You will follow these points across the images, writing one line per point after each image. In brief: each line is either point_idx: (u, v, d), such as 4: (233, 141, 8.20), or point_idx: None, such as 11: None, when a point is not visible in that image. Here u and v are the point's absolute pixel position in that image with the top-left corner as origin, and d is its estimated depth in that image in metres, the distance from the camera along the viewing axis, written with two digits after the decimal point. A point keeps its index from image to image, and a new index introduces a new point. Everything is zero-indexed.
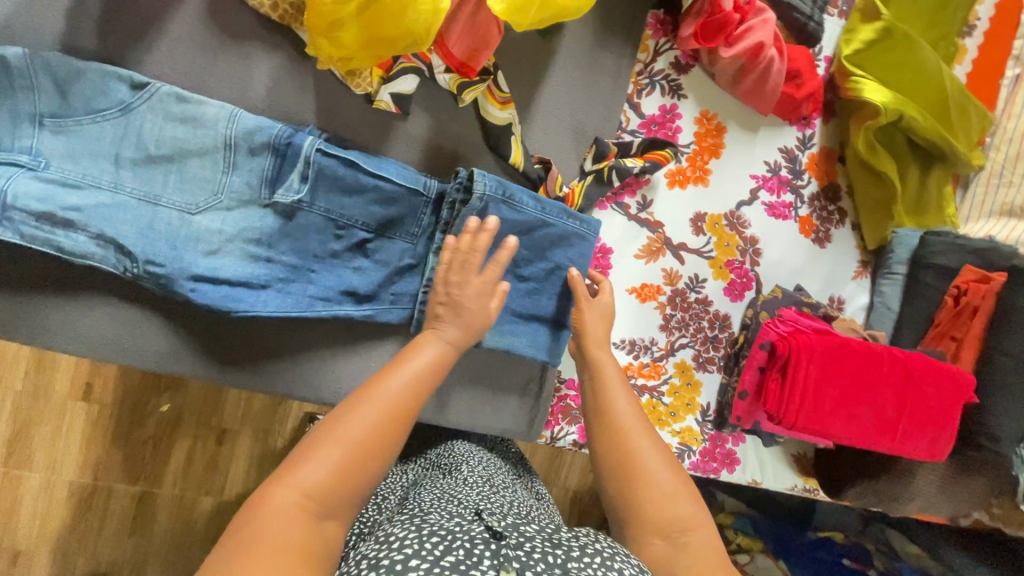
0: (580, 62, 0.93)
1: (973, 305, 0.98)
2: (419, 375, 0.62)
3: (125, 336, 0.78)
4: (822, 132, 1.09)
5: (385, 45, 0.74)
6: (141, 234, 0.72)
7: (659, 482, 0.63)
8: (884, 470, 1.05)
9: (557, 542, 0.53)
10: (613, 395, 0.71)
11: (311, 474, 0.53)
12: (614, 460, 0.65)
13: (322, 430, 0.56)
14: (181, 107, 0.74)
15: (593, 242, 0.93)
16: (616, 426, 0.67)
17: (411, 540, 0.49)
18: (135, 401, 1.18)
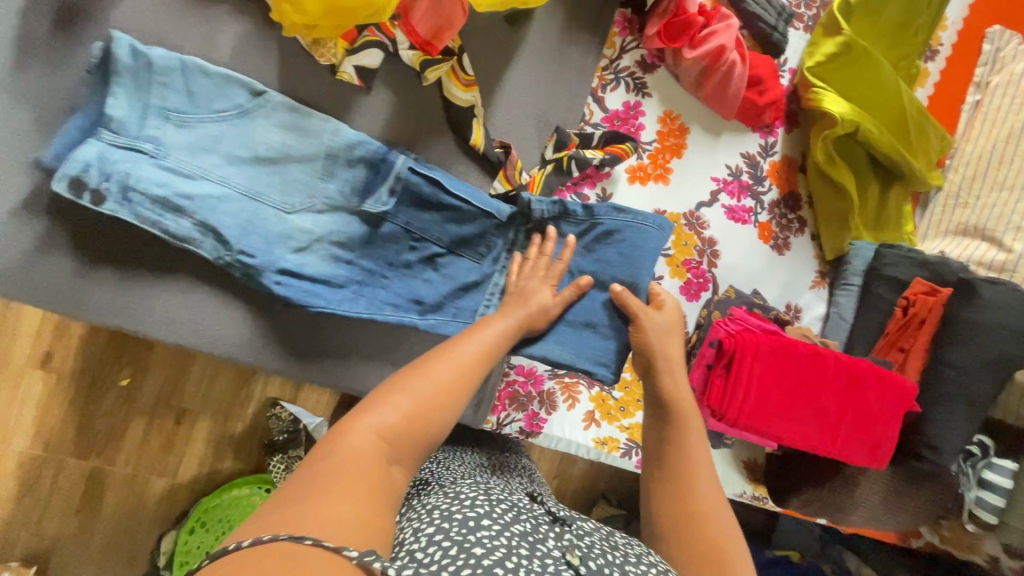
0: (546, 53, 0.95)
1: (920, 317, 0.99)
2: (477, 354, 0.68)
3: (71, 286, 0.78)
4: (785, 141, 1.11)
5: (346, 14, 0.77)
6: (241, 226, 0.79)
7: (709, 525, 0.63)
8: (827, 479, 1.04)
9: (615, 546, 0.58)
10: (690, 424, 0.72)
11: (383, 418, 0.56)
12: (668, 486, 0.67)
13: (391, 386, 0.60)
14: (292, 117, 0.81)
15: (657, 235, 0.90)
16: (685, 457, 0.69)
17: (484, 505, 0.54)
18: (95, 374, 1.16)
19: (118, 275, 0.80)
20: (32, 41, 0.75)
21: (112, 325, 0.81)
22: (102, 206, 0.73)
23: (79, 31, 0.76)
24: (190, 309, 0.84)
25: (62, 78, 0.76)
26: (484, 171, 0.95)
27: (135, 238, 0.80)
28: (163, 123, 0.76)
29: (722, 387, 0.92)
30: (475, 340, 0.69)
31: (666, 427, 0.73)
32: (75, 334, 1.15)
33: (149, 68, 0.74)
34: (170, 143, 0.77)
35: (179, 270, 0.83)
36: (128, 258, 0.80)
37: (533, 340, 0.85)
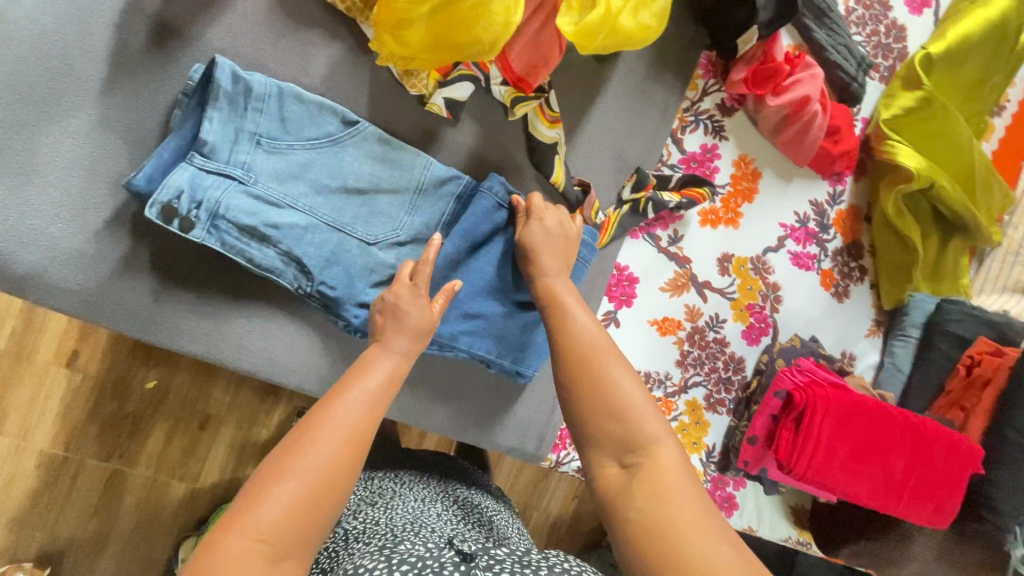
0: (631, 91, 0.94)
1: (984, 376, 1.01)
2: (373, 394, 0.59)
3: (147, 309, 0.77)
4: (852, 189, 1.11)
5: (451, 50, 0.74)
6: (325, 257, 0.77)
7: (621, 395, 0.59)
8: (883, 530, 1.05)
9: (525, 562, 0.57)
10: (569, 314, 0.70)
11: (269, 513, 0.47)
12: (579, 368, 0.62)
13: (266, 472, 0.50)
14: (383, 149, 0.81)
15: (488, 200, 0.83)
16: (575, 338, 0.66)
17: (378, 569, 0.53)
18: (119, 374, 1.13)
19: (196, 301, 0.79)
20: (126, 58, 0.73)
21: (182, 348, 0.79)
22: (191, 232, 0.71)
23: (175, 50, 0.75)
24: (267, 337, 0.82)
25: (156, 99, 0.75)
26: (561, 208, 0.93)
27: (218, 263, 0.79)
28: (260, 148, 0.75)
29: (791, 440, 0.92)
30: (367, 382, 0.60)
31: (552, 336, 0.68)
32: (102, 333, 1.11)
33: (249, 94, 0.73)
34: (264, 170, 0.75)
35: (259, 297, 0.81)
36: (208, 282, 0.79)
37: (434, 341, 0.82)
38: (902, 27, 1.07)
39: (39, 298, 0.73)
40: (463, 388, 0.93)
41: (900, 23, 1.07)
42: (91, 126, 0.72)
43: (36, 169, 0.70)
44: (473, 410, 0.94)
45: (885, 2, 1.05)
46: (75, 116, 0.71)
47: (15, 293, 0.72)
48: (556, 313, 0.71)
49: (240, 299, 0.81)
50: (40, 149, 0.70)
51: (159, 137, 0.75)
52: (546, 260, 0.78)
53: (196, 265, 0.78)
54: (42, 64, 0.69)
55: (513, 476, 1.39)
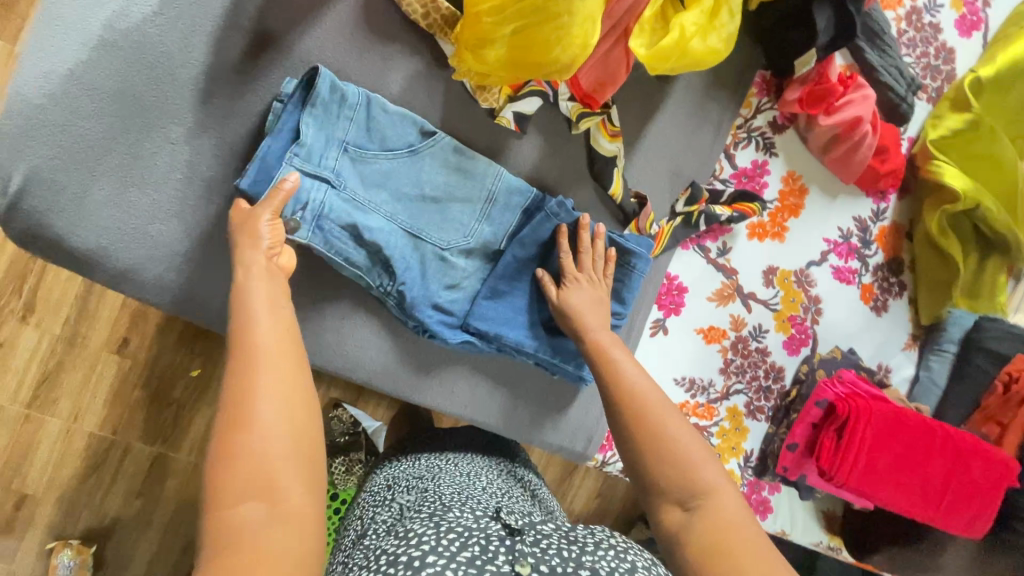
0: (688, 108, 0.97)
1: (1021, 392, 1.03)
2: (276, 323, 0.58)
3: (228, 306, 0.82)
4: (895, 207, 1.14)
5: (527, 69, 0.77)
6: (405, 259, 0.82)
7: (683, 449, 0.61)
8: (916, 539, 1.09)
9: (572, 539, 0.60)
10: (619, 365, 0.72)
11: (249, 470, 0.47)
12: (632, 417, 0.65)
13: (223, 441, 0.48)
14: (456, 158, 0.85)
15: (553, 218, 0.88)
16: (630, 394, 0.67)
17: (428, 538, 0.56)
18: (167, 362, 1.18)
19: None
20: (223, 69, 0.77)
21: None
22: (296, 233, 0.74)
23: (266, 63, 0.79)
24: (339, 335, 0.87)
25: (248, 109, 0.79)
26: (617, 219, 0.97)
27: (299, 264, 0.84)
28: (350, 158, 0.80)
29: (833, 450, 0.95)
30: (263, 309, 0.59)
31: (607, 386, 0.70)
32: (151, 323, 1.16)
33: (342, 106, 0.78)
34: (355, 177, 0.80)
35: (331, 296, 0.85)
36: None
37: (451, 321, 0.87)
38: (951, 49, 1.09)
39: (133, 293, 0.78)
40: (517, 388, 0.98)
41: (949, 46, 1.09)
42: (188, 133, 0.77)
43: (138, 173, 0.75)
44: (527, 409, 0.99)
45: (935, 24, 1.07)
46: (174, 124, 0.76)
47: (111, 288, 0.77)
48: (609, 369, 0.72)
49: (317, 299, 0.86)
50: (141, 155, 0.75)
51: (249, 145, 0.80)
52: (590, 318, 0.82)
53: None
54: (146, 75, 0.74)
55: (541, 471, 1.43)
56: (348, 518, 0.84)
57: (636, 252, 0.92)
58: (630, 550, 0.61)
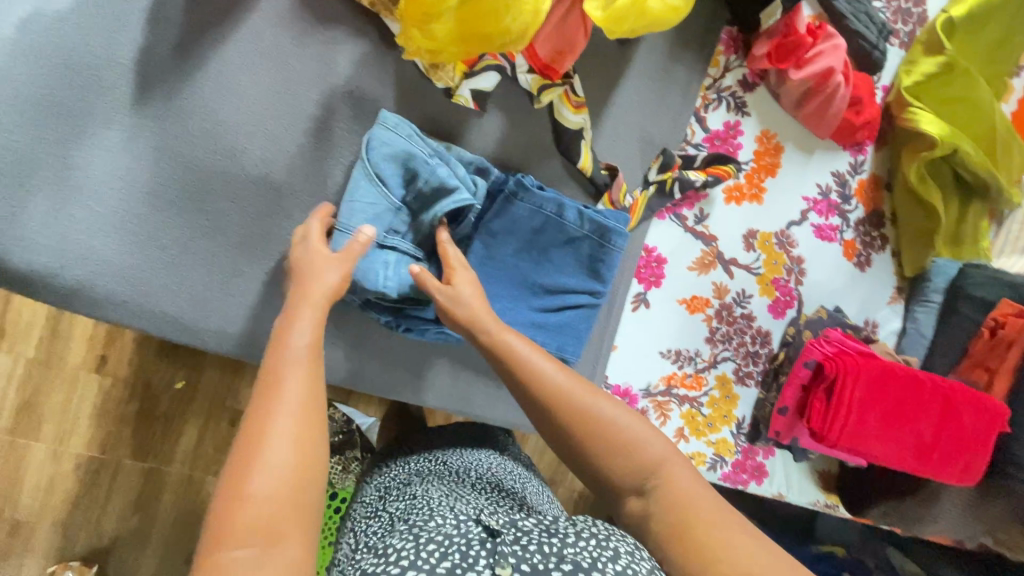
0: (653, 72, 0.94)
1: (1009, 338, 1.01)
2: (309, 364, 0.56)
3: (189, 316, 0.79)
4: (872, 158, 1.11)
5: (480, 41, 0.74)
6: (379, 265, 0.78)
7: (619, 434, 0.60)
8: (911, 490, 1.09)
9: (553, 532, 0.55)
10: (526, 360, 0.66)
11: (249, 511, 0.44)
12: (559, 416, 0.62)
13: (229, 477, 0.46)
14: (409, 156, 0.79)
15: (521, 199, 0.85)
16: (548, 396, 0.63)
17: (407, 551, 0.53)
18: (149, 376, 1.15)
19: (238, 304, 0.81)
20: (154, 67, 0.73)
21: (231, 351, 0.81)
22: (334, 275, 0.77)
23: (200, 57, 0.74)
24: None
25: (187, 106, 0.74)
26: (589, 193, 0.94)
27: (263, 266, 0.81)
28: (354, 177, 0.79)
29: (824, 410, 0.94)
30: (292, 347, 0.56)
31: (521, 387, 0.65)
32: (129, 338, 1.13)
33: (403, 149, 0.79)
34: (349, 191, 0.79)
35: None
36: (252, 286, 0.81)
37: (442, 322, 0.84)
38: None
39: (89, 311, 0.74)
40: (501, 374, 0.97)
41: None
42: (126, 138, 0.73)
43: (75, 184, 0.71)
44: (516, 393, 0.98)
45: None
46: (108, 129, 0.72)
47: (65, 308, 0.73)
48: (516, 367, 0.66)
49: (284, 301, 0.83)
50: (76, 164, 0.70)
51: (192, 146, 0.75)
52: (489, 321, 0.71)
53: (238, 269, 0.80)
54: (72, 77, 0.69)
55: (539, 453, 1.43)
56: (342, 531, 0.81)
57: (614, 228, 0.88)
58: (613, 535, 0.55)
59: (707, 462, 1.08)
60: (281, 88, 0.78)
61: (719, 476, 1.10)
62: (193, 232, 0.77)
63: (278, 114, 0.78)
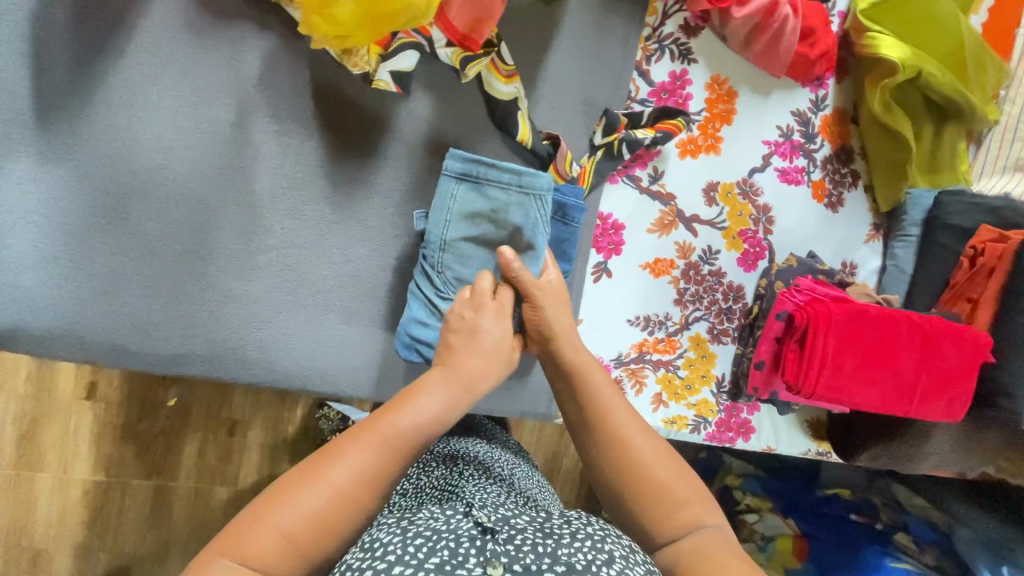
0: (587, 28, 0.88)
1: (989, 266, 0.96)
2: (417, 424, 0.60)
3: (133, 342, 0.76)
4: (835, 92, 1.06)
5: (385, 19, 0.70)
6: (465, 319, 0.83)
7: (670, 488, 0.61)
8: (898, 433, 1.05)
9: (548, 531, 0.53)
10: (596, 395, 0.68)
11: (261, 541, 0.50)
12: (617, 457, 0.63)
13: (290, 480, 0.54)
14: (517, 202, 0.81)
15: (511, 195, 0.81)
16: (608, 429, 0.65)
17: (394, 544, 0.49)
18: (143, 397, 1.20)
19: (179, 324, 0.78)
20: (51, 89, 0.69)
21: (184, 373, 0.80)
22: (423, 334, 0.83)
23: (98, 74, 0.71)
24: (265, 348, 0.82)
25: (94, 126, 0.71)
26: (533, 165, 0.90)
27: (201, 282, 0.78)
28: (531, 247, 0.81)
29: (797, 360, 0.92)
30: (405, 415, 0.59)
31: (586, 421, 0.67)
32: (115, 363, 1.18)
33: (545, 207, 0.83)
34: (529, 260, 0.80)
35: (245, 304, 0.80)
36: (190, 304, 0.78)
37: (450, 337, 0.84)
38: None
39: (31, 349, 0.73)
40: None
41: None
42: (36, 167, 0.70)
43: None
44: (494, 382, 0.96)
45: None
46: (14, 160, 0.69)
47: (5, 348, 0.72)
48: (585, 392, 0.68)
49: (229, 316, 0.80)
50: None
51: (107, 168, 0.72)
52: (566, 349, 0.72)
53: (177, 292, 0.77)
54: None
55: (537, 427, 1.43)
56: None
57: (574, 205, 0.87)
58: (608, 537, 0.54)
59: (690, 425, 1.06)
60: (190, 94, 0.74)
61: (705, 437, 1.08)
62: (122, 258, 0.74)
63: (191, 125, 0.74)
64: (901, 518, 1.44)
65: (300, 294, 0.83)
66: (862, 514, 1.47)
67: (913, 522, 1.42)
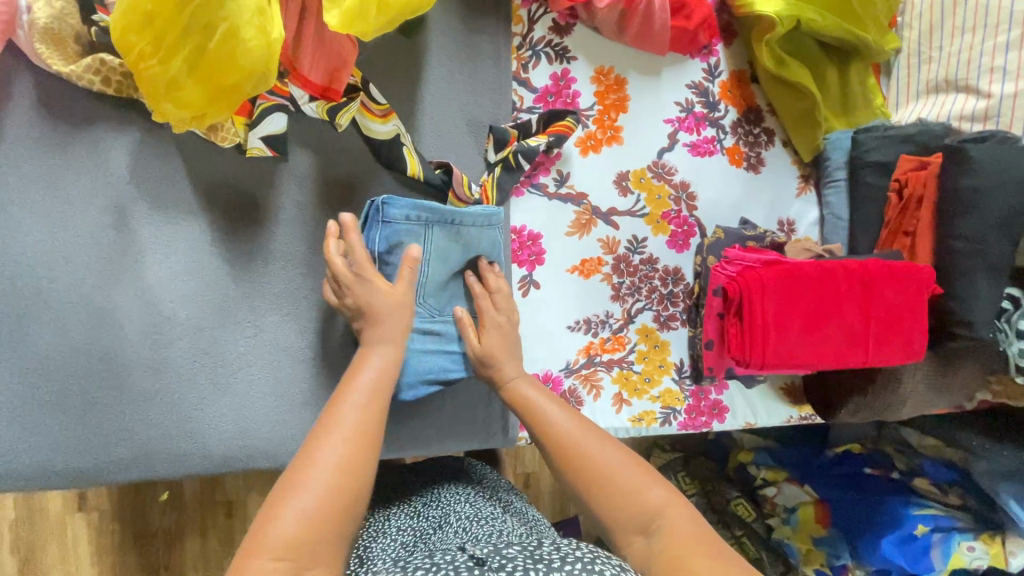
0: (454, 50, 0.88)
1: (917, 195, 0.94)
2: (375, 386, 0.66)
3: (58, 460, 0.75)
4: (727, 56, 1.04)
5: (231, 92, 0.69)
6: (423, 359, 0.83)
7: (621, 481, 0.64)
8: (872, 382, 1.00)
9: (538, 557, 0.53)
10: (544, 412, 0.73)
11: (285, 529, 0.52)
12: (570, 465, 0.67)
13: (289, 475, 0.56)
14: (485, 237, 0.86)
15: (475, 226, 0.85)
16: (563, 445, 0.68)
17: None
18: (135, 497, 1.18)
19: (100, 432, 0.76)
20: None
21: (119, 479, 0.78)
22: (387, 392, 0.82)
23: None
24: (195, 436, 0.80)
25: None
26: (432, 196, 0.89)
27: (113, 384, 0.77)
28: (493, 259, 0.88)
29: (741, 334, 0.89)
30: (365, 374, 0.67)
31: (539, 440, 0.71)
32: None
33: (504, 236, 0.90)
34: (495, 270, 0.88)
35: (166, 397, 0.79)
36: (108, 410, 0.77)
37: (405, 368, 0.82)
38: None
39: None
40: (417, 410, 0.91)
41: None
42: None
43: None
44: (449, 425, 0.93)
45: None
46: None
47: None
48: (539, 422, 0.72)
49: (149, 412, 0.78)
50: None
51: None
52: (506, 366, 0.80)
53: (89, 401, 0.76)
54: None
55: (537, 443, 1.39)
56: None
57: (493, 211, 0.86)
58: (597, 559, 0.54)
59: (658, 419, 1.03)
60: (62, 204, 0.74)
61: (678, 427, 1.04)
62: (24, 379, 0.73)
63: (68, 233, 0.74)
64: (916, 462, 1.31)
65: (219, 374, 0.81)
66: (877, 467, 1.35)
67: (928, 464, 1.28)
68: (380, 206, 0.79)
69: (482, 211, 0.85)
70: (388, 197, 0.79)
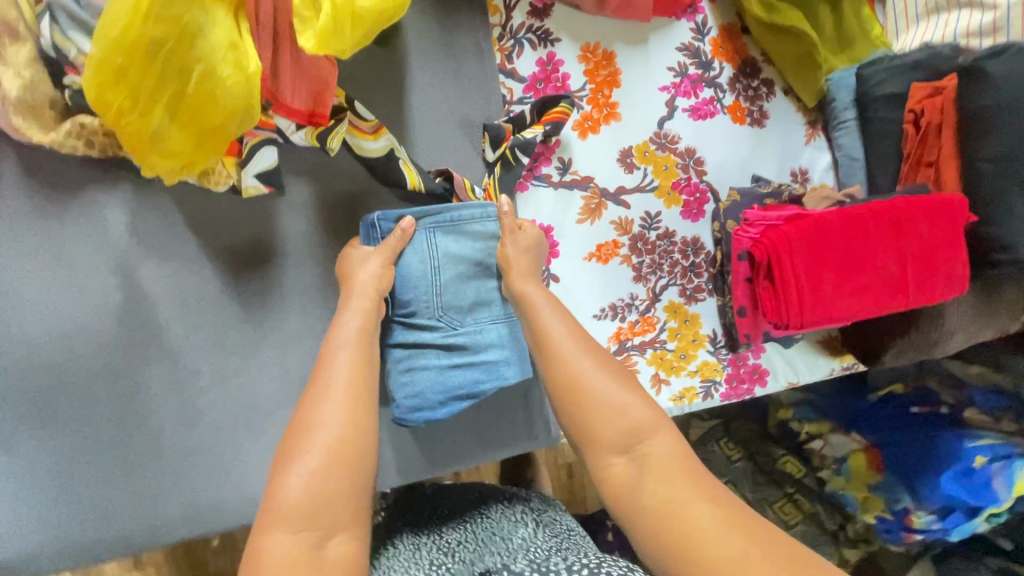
0: (435, 53, 0.85)
1: (935, 123, 0.90)
2: (358, 342, 0.62)
3: (106, 532, 0.74)
4: (714, 12, 1.00)
5: (217, 134, 0.67)
6: (457, 371, 0.80)
7: (607, 400, 0.57)
8: (914, 322, 0.97)
9: None
10: (538, 313, 0.67)
11: (291, 496, 0.49)
12: (555, 366, 0.60)
13: (287, 447, 0.52)
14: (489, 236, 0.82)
15: (481, 226, 0.81)
16: (552, 348, 0.62)
17: None
18: (188, 548, 1.18)
19: (145, 496, 0.75)
20: None
21: (170, 539, 0.77)
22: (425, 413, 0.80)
23: None
24: (239, 485, 0.79)
25: None
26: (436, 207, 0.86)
27: (149, 446, 0.75)
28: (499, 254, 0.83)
29: (773, 295, 0.86)
30: (344, 329, 0.63)
31: (530, 343, 0.65)
32: None
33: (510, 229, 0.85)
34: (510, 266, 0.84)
35: (203, 450, 0.78)
36: (148, 472, 0.76)
37: (439, 376, 0.79)
38: None
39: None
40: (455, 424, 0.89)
41: None
42: None
43: None
44: (488, 434, 0.91)
45: None
46: None
47: None
48: (535, 328, 0.65)
49: (190, 468, 0.77)
50: None
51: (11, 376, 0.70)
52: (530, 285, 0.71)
53: (128, 467, 0.75)
54: None
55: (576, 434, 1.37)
56: None
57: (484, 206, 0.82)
58: None
59: (699, 394, 1.00)
60: (66, 274, 0.72)
61: (720, 399, 1.02)
62: (61, 456, 0.72)
63: (77, 303, 0.72)
64: (964, 394, 1.28)
65: (253, 419, 0.80)
66: (924, 405, 1.33)
67: (977, 394, 1.26)
68: (376, 221, 0.78)
69: (479, 211, 0.81)
70: (382, 210, 0.78)
